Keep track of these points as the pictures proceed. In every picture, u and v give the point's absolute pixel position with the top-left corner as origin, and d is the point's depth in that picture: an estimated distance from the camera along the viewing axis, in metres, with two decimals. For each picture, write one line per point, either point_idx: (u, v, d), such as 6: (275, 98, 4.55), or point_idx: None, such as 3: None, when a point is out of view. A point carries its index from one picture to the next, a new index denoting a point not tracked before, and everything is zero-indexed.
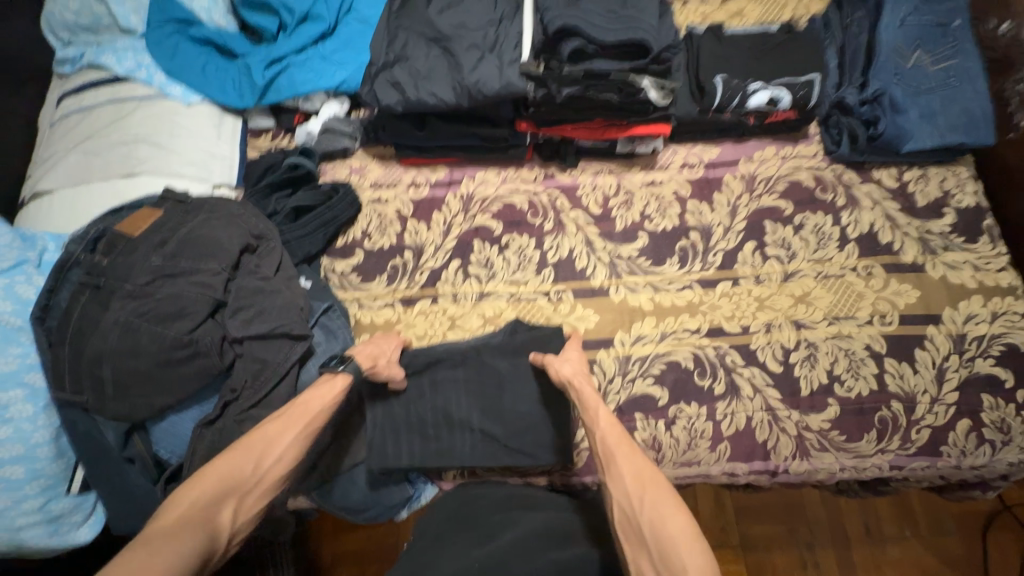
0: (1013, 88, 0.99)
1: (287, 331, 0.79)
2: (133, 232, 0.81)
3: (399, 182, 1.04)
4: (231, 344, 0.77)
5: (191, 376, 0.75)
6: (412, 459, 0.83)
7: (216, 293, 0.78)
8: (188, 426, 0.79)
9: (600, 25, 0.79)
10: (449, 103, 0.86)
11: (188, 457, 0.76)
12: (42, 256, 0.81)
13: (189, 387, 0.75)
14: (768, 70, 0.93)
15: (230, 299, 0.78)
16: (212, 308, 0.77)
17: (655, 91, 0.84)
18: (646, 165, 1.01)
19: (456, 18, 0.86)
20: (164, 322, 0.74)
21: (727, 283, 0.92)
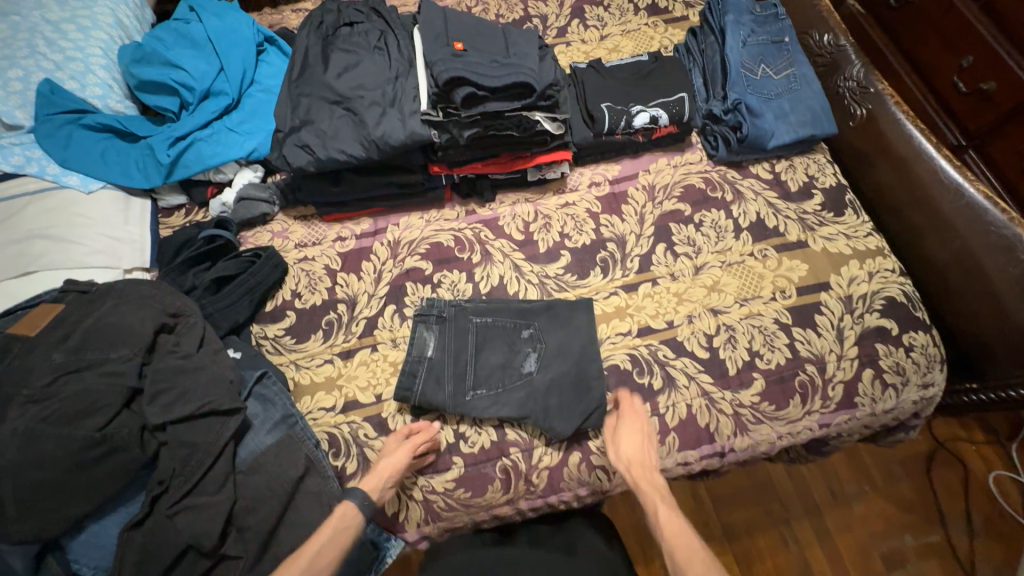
0: (843, 85, 1.19)
1: (216, 407, 0.76)
2: (29, 333, 0.75)
3: (324, 239, 1.05)
4: (152, 433, 0.73)
5: (111, 475, 0.69)
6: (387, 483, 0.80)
7: (130, 381, 0.73)
8: (113, 533, 0.72)
9: (487, 73, 0.85)
10: (358, 157, 0.90)
11: (115, 567, 0.69)
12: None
13: (110, 488, 0.70)
14: (646, 94, 1.05)
15: (147, 385, 0.74)
16: (126, 397, 0.72)
17: (548, 123, 0.92)
18: (557, 190, 1.09)
19: (354, 79, 0.90)
20: (72, 423, 0.69)
21: (648, 284, 0.99)
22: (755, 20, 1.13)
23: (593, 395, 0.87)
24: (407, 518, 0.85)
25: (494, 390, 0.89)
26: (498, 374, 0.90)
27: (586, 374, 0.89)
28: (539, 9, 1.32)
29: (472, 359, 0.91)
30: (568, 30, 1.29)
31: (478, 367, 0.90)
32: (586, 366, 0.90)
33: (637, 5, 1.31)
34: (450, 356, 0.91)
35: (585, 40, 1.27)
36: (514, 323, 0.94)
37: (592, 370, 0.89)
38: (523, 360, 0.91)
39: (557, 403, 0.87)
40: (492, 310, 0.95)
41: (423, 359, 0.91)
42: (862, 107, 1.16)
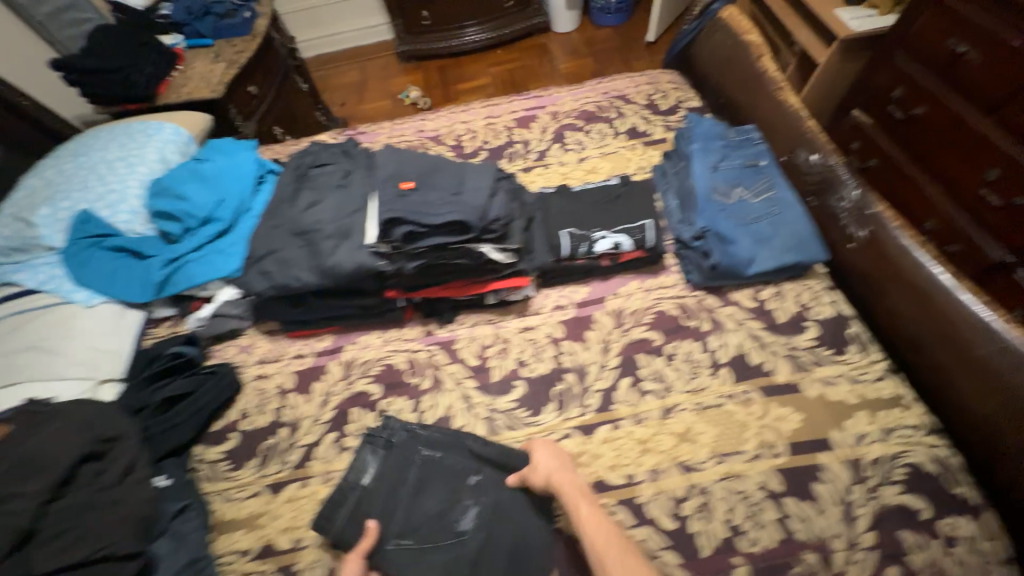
0: (838, 205, 1.11)
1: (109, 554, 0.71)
2: None
3: (284, 355, 1.06)
4: None
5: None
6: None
7: (28, 519, 0.71)
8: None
9: (430, 210, 0.87)
10: (312, 284, 0.94)
11: None
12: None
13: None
14: (609, 219, 1.04)
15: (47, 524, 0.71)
16: (20, 539, 0.69)
17: (496, 253, 0.92)
18: (520, 312, 1.05)
19: (316, 213, 0.96)
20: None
21: (607, 426, 0.87)
22: (729, 145, 1.12)
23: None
24: None
25: (420, 545, 0.78)
26: (430, 525, 0.79)
27: (518, 562, 0.75)
28: (522, 136, 1.41)
29: (404, 499, 0.81)
30: (547, 154, 1.35)
31: (413, 511, 0.80)
32: (526, 547, 0.76)
33: (616, 130, 1.36)
34: (386, 493, 0.82)
35: (563, 162, 1.33)
36: (465, 464, 0.85)
37: (528, 564, 0.75)
38: (460, 514, 0.80)
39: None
40: (443, 445, 0.87)
41: (357, 494, 0.83)
42: (862, 229, 1.06)
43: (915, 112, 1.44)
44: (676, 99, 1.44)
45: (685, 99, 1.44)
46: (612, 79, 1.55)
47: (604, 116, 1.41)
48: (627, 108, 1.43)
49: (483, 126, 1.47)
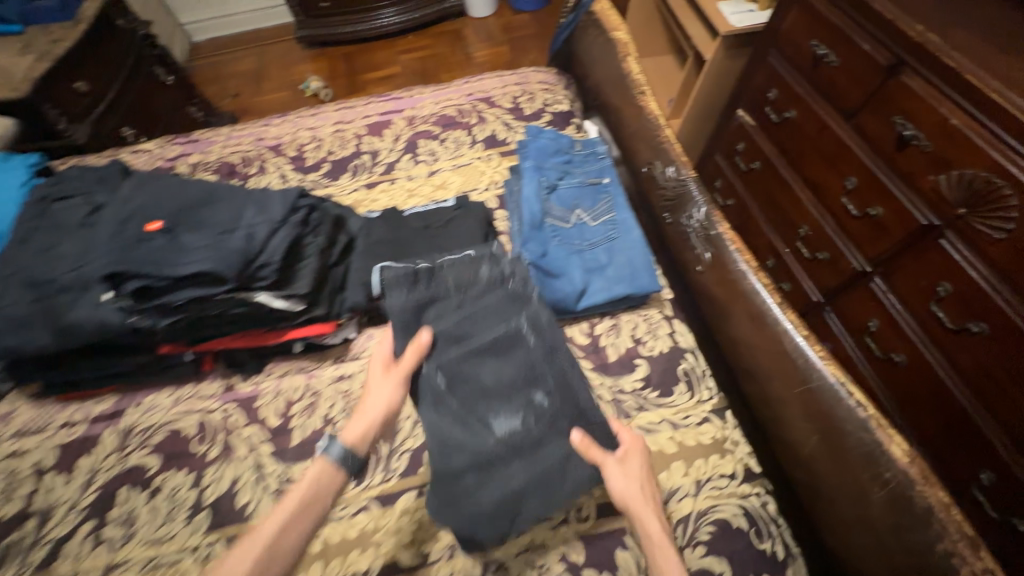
0: (688, 223, 1.04)
1: None
2: None
3: (50, 425, 0.88)
4: None
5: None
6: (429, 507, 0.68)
7: None
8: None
9: (174, 260, 0.72)
10: (51, 346, 0.74)
11: None
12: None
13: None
14: (432, 250, 0.93)
15: None
16: None
17: (276, 301, 0.78)
18: (337, 357, 0.93)
19: (52, 257, 0.78)
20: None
21: (411, 494, 0.77)
22: (573, 162, 1.04)
23: (483, 512, 0.68)
24: None
25: (452, 400, 0.74)
26: (483, 388, 0.74)
27: (525, 496, 0.68)
28: (372, 144, 1.26)
29: (478, 304, 0.80)
30: (396, 166, 1.22)
31: (461, 364, 0.76)
32: (551, 485, 0.69)
33: (473, 139, 1.24)
34: (450, 353, 0.77)
35: (411, 176, 1.19)
36: (531, 338, 0.78)
37: (536, 503, 0.68)
38: (502, 414, 0.73)
39: (490, 475, 0.69)
40: (508, 340, 0.77)
41: (418, 321, 0.79)
42: (708, 249, 1.00)
43: (787, 115, 1.40)
44: (543, 101, 1.33)
45: (552, 101, 1.33)
46: (480, 79, 1.43)
47: (463, 121, 1.29)
48: (489, 112, 1.31)
49: (331, 132, 1.30)
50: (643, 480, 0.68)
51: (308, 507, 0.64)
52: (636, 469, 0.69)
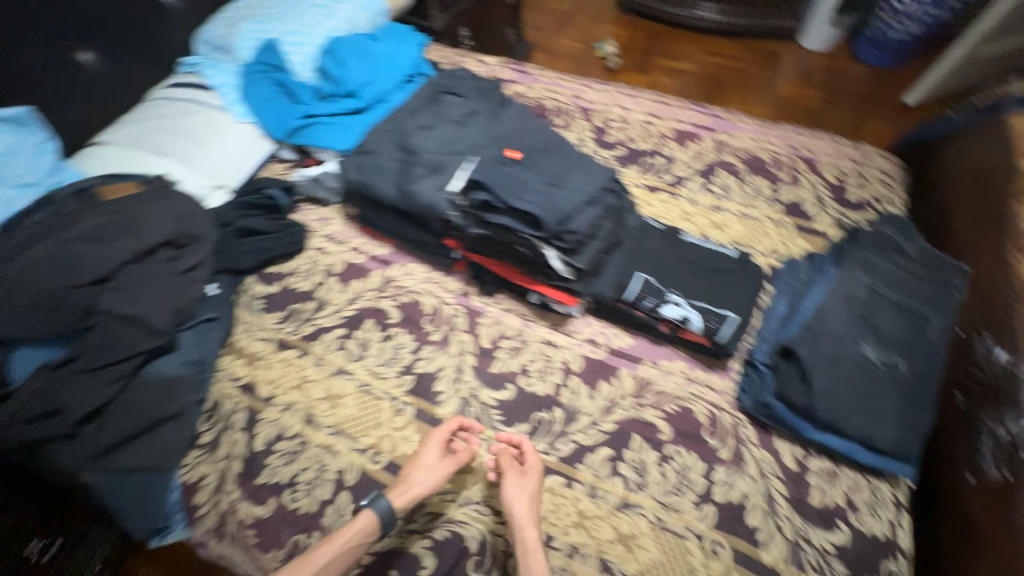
0: (992, 427, 0.83)
1: (149, 322, 0.88)
2: (106, 196, 0.96)
3: (347, 243, 1.15)
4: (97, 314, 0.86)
5: (49, 326, 0.84)
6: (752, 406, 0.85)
7: (109, 265, 0.88)
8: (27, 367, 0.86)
9: (512, 191, 0.82)
10: (389, 199, 0.96)
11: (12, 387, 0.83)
12: (44, 180, 1.04)
13: (44, 333, 0.84)
14: (695, 288, 0.91)
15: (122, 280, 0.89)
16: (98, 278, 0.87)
17: (558, 262, 0.85)
18: (554, 324, 1.00)
19: (425, 135, 0.96)
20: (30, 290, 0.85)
21: (560, 479, 0.83)
22: (902, 276, 0.84)
23: (813, 413, 0.79)
24: (204, 519, 0.84)
25: (853, 301, 0.83)
26: (870, 303, 0.82)
27: (841, 423, 0.77)
28: (670, 151, 1.26)
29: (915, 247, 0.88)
30: (684, 183, 1.19)
31: (872, 277, 0.84)
32: (868, 429, 0.77)
33: (773, 196, 1.15)
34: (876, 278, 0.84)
35: (694, 201, 1.16)
36: (923, 378, 0.78)
37: (849, 430, 0.77)
38: (868, 344, 0.80)
39: (831, 364, 0.79)
40: (911, 365, 0.79)
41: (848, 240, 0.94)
42: (1001, 472, 0.80)
43: None
44: (872, 193, 1.15)
45: (885, 199, 1.14)
46: (811, 133, 1.28)
47: (772, 173, 1.19)
48: (807, 176, 1.18)
49: (639, 121, 1.33)
50: (533, 544, 0.73)
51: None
52: (519, 504, 0.76)
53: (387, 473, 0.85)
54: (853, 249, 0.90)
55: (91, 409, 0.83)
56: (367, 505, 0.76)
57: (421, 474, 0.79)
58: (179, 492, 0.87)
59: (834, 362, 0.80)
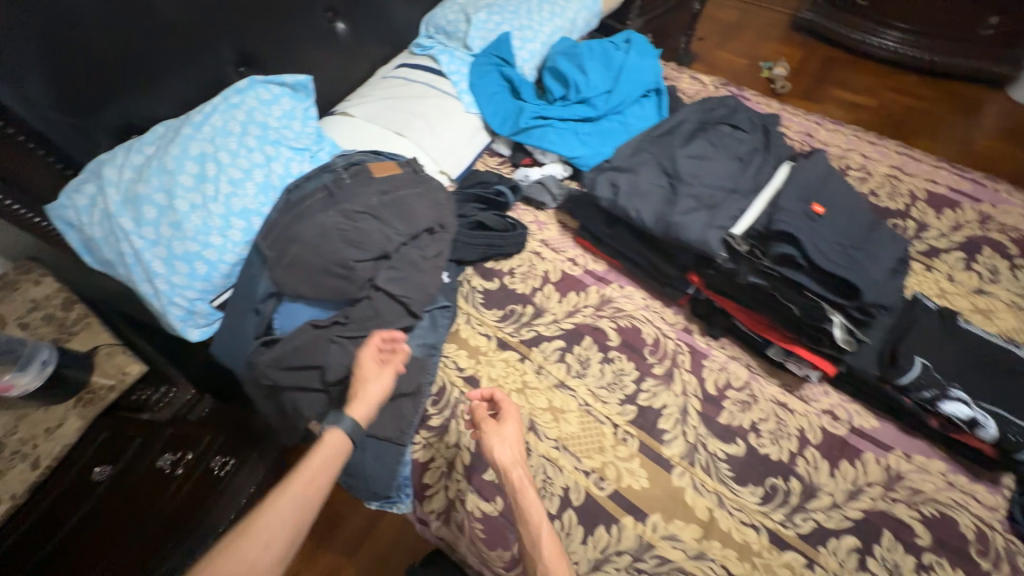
0: None
1: (407, 303, 0.94)
2: (376, 173, 1.02)
3: (563, 251, 1.14)
4: (370, 287, 0.93)
5: (329, 291, 0.92)
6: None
7: (386, 245, 0.95)
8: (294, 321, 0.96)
9: (821, 250, 0.78)
10: (645, 223, 0.94)
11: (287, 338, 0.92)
12: (312, 147, 1.13)
13: (325, 296, 0.93)
14: (982, 388, 0.81)
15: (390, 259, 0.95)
16: (374, 254, 0.94)
17: (841, 331, 0.79)
18: (787, 384, 0.94)
19: (697, 166, 0.93)
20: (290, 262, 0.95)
21: (801, 559, 0.78)
22: None
23: None
24: (431, 498, 0.89)
25: None
26: None
27: None
28: (923, 215, 1.13)
29: None
30: (940, 256, 1.07)
31: None
32: None
33: None
34: None
35: (952, 278, 1.04)
36: None
37: None
38: None
39: None
40: None
41: None
42: None
43: None
44: None
45: None
46: None
47: None
48: None
49: (884, 173, 1.20)
50: (530, 498, 0.78)
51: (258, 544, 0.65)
52: (505, 452, 0.81)
53: (612, 502, 0.84)
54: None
55: (347, 370, 0.90)
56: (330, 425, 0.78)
57: (363, 406, 0.81)
58: (411, 467, 0.91)
59: None
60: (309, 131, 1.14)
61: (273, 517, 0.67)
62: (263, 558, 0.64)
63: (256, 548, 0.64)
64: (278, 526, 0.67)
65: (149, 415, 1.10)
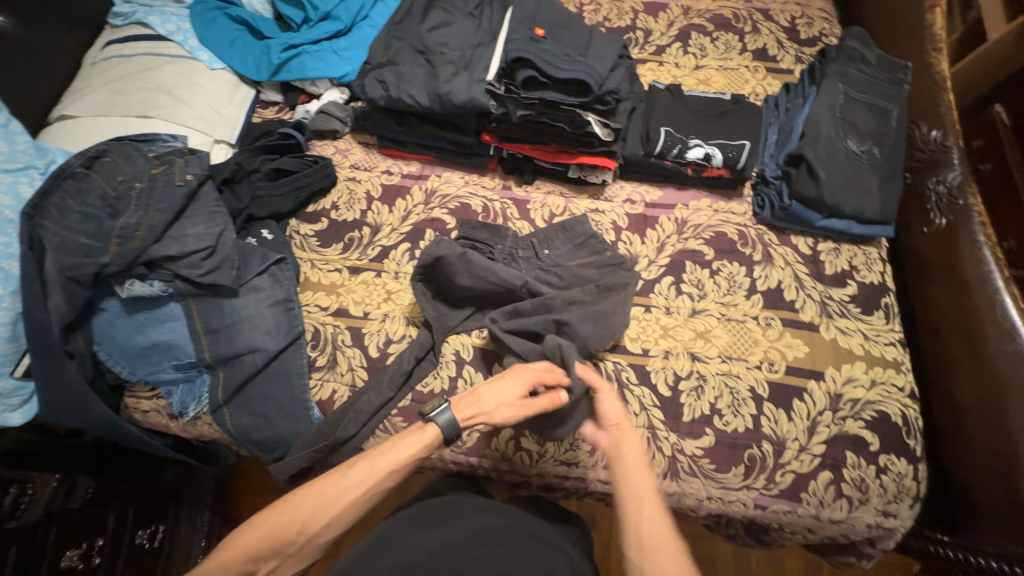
0: (933, 187, 1.09)
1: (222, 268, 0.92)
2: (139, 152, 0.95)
3: (375, 167, 1.16)
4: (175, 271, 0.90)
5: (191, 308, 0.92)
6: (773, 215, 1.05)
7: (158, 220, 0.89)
8: (117, 330, 0.90)
9: (554, 62, 0.92)
10: (423, 105, 0.99)
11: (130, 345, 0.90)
12: (36, 162, 0.95)
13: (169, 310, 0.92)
14: (708, 131, 1.06)
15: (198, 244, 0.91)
16: (156, 237, 0.88)
17: (599, 127, 0.97)
18: (593, 194, 1.12)
19: (442, 37, 1.01)
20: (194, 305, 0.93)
21: (640, 308, 1.00)
22: (860, 85, 1.05)
23: (822, 203, 0.99)
24: None
25: (835, 108, 1.03)
26: (846, 111, 1.03)
27: (840, 202, 0.99)
28: (647, 23, 1.34)
29: (870, 58, 1.07)
30: (666, 51, 1.30)
31: (849, 92, 1.04)
32: (862, 203, 1.00)
33: (744, 46, 1.29)
34: (850, 89, 1.04)
35: (678, 65, 1.28)
36: (885, 162, 1.02)
37: (845, 207, 0.99)
38: (849, 141, 1.02)
39: (827, 163, 0.99)
40: (878, 150, 1.02)
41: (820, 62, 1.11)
42: (943, 217, 1.07)
43: None
44: (819, 29, 1.32)
45: (830, 32, 1.31)
46: None
47: (738, 27, 1.32)
48: (765, 25, 1.32)
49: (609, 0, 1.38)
50: (634, 451, 0.80)
51: (297, 521, 0.70)
52: (635, 482, 0.77)
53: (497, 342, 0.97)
54: (830, 65, 1.07)
55: (222, 355, 0.93)
56: (434, 419, 0.79)
57: (465, 405, 0.81)
58: (319, 409, 0.95)
59: (828, 162, 1.00)
60: (24, 146, 0.95)
61: (325, 507, 0.71)
62: (311, 529, 0.70)
63: (295, 528, 0.70)
64: (325, 518, 0.71)
65: (15, 523, 0.91)
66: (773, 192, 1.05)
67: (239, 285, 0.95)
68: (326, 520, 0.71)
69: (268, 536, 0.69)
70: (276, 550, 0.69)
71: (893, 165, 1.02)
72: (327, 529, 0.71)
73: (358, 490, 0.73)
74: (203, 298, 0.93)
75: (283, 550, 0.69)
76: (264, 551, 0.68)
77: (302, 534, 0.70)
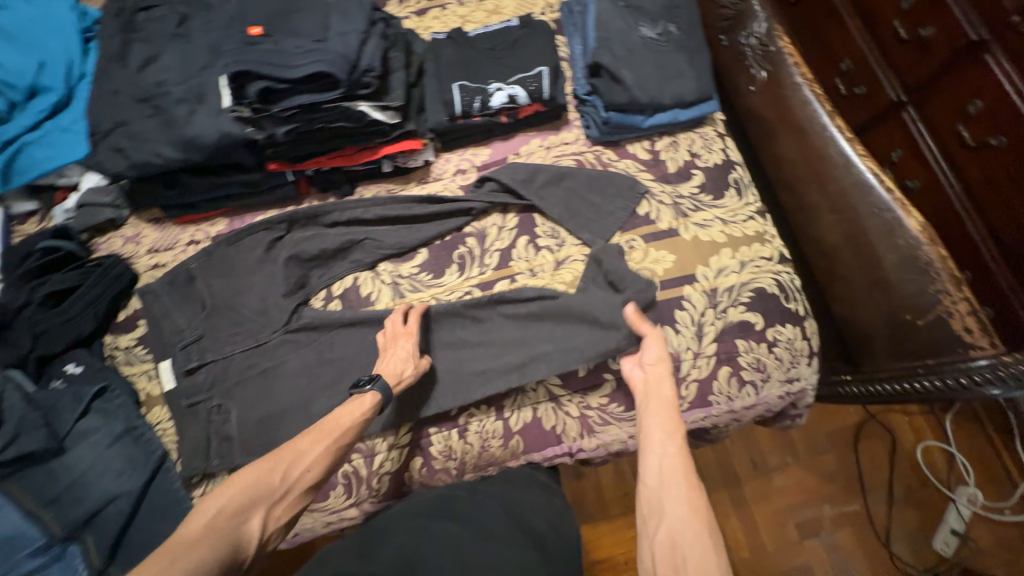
0: (745, 42, 1.06)
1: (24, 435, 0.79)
2: None
3: (177, 243, 1.01)
4: None
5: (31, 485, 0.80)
6: (597, 136, 0.99)
7: None
8: None
9: (287, 63, 0.80)
10: (176, 160, 0.84)
11: None
12: None
13: None
14: (505, 69, 0.95)
15: None
16: None
17: (378, 112, 0.86)
18: (421, 179, 1.01)
19: (163, 76, 0.85)
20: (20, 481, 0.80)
21: (505, 281, 0.94)
22: None
23: (640, 104, 0.93)
24: None
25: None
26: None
27: (658, 94, 0.93)
28: None
29: None
30: None
31: None
32: (678, 86, 0.94)
33: None
34: None
35: (462, 2, 1.13)
36: (683, 39, 0.97)
37: (664, 98, 0.94)
38: (642, 28, 0.95)
39: (629, 58, 0.93)
40: (673, 29, 0.96)
41: None
42: (762, 69, 1.04)
43: None
44: None
45: None
46: None
47: None
48: None
49: None
50: (669, 440, 0.68)
51: (280, 470, 0.66)
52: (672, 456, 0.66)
53: None
54: None
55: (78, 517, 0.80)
56: (367, 387, 0.77)
57: None
58: None
59: (629, 59, 0.93)
60: None
61: (299, 458, 0.68)
62: (303, 456, 0.69)
63: (273, 477, 0.66)
64: (303, 466, 0.68)
65: None
66: (590, 111, 0.99)
67: (61, 439, 0.83)
68: (288, 493, 0.66)
69: (251, 484, 0.64)
70: (260, 496, 0.64)
71: (691, 39, 0.97)
72: (308, 472, 0.68)
73: (321, 448, 0.70)
74: (21, 473, 0.80)
75: (273, 493, 0.65)
76: (252, 502, 0.63)
77: (286, 478, 0.66)
